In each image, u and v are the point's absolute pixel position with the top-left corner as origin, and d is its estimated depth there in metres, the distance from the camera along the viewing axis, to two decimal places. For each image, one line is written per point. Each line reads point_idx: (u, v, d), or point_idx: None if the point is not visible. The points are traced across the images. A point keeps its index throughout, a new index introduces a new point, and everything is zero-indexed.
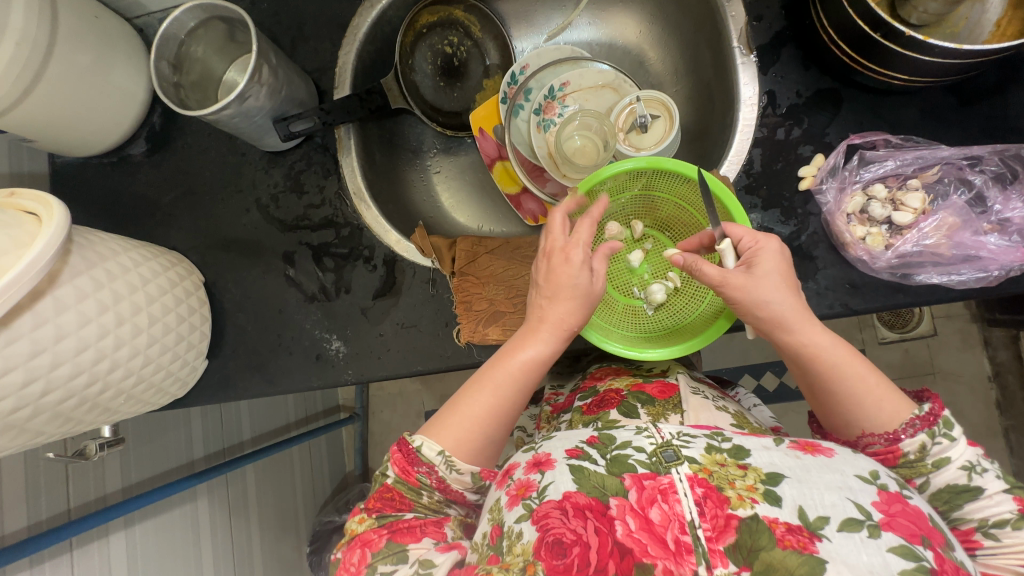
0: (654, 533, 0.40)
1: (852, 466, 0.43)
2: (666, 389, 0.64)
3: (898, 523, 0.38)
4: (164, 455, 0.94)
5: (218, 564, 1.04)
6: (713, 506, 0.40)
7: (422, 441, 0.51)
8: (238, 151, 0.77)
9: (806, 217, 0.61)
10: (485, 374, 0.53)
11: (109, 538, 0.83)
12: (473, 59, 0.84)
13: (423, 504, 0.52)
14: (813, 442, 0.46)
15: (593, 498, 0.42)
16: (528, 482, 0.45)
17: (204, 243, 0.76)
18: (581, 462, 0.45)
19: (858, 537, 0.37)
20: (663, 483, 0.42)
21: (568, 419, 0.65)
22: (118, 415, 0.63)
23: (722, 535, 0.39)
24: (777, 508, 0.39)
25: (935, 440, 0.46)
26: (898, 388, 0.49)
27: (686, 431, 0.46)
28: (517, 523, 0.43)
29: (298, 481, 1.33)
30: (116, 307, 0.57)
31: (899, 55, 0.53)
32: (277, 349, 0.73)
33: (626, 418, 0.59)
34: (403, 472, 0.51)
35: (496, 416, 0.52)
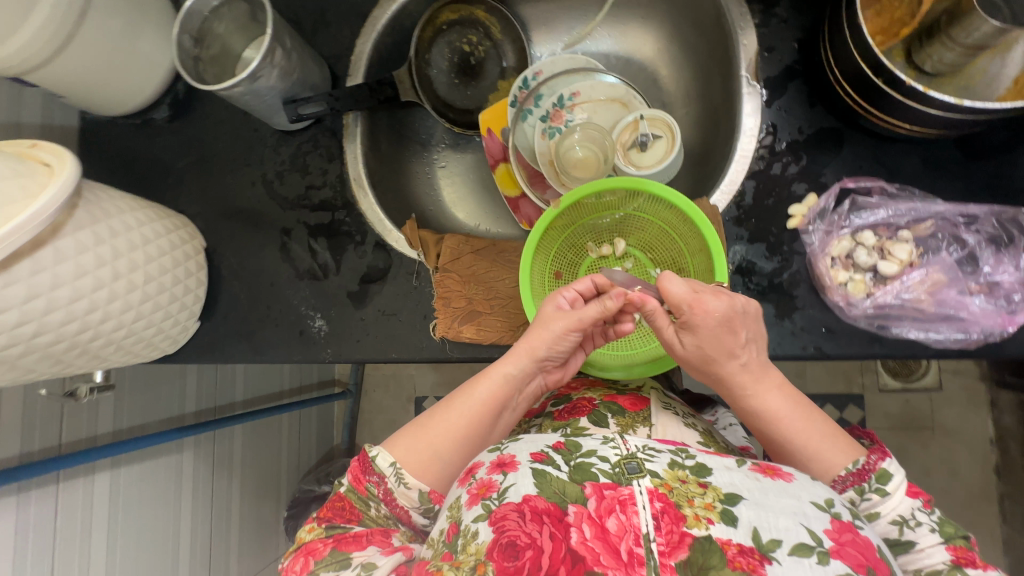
0: (609, 543, 0.39)
1: (808, 492, 0.43)
2: (637, 402, 0.64)
3: (847, 552, 0.38)
4: (157, 406, 0.99)
5: (195, 516, 1.09)
6: (670, 522, 0.40)
7: (378, 452, 0.54)
8: (252, 127, 0.80)
9: (790, 255, 0.60)
10: (459, 392, 0.59)
11: (95, 476, 0.88)
12: (490, 59, 0.85)
13: (372, 517, 0.54)
14: (774, 465, 0.46)
15: (552, 504, 0.41)
16: (490, 482, 0.45)
17: (210, 210, 0.79)
18: (545, 467, 0.45)
19: (807, 563, 0.37)
20: (624, 493, 0.42)
21: (539, 423, 0.65)
22: (108, 363, 0.67)
23: (674, 550, 0.39)
24: (731, 529, 0.39)
25: (862, 495, 0.49)
26: (842, 440, 0.52)
27: (653, 446, 0.47)
28: (474, 523, 0.42)
29: (283, 448, 1.38)
30: (114, 263, 0.60)
31: (901, 105, 0.53)
32: (265, 320, 0.76)
33: (596, 426, 0.59)
34: (354, 480, 0.54)
35: (451, 434, 0.56)
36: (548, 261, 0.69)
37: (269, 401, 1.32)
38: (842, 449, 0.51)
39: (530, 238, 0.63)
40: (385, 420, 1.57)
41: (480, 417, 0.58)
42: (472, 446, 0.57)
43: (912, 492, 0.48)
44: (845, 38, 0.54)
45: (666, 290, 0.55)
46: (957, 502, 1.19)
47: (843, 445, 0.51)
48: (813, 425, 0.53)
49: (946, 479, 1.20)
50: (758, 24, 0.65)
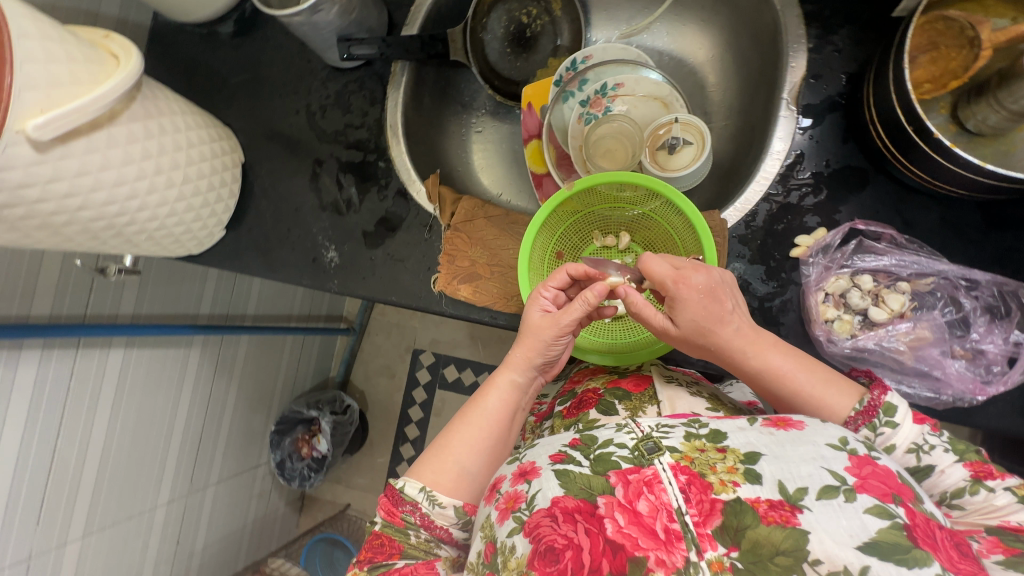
0: (644, 526, 0.41)
1: (823, 435, 0.44)
2: (641, 382, 0.67)
3: (870, 484, 0.40)
4: (175, 301, 1.06)
5: (192, 408, 1.18)
6: (698, 491, 0.42)
7: (405, 482, 0.55)
8: (306, 57, 0.84)
9: (786, 283, 0.61)
10: (470, 408, 0.61)
11: (110, 350, 0.96)
12: (545, 35, 0.86)
13: (413, 546, 0.54)
14: (784, 418, 0.48)
15: (582, 501, 0.43)
16: (517, 493, 0.46)
17: (254, 129, 0.84)
18: (566, 466, 0.46)
19: (836, 503, 0.39)
20: (648, 475, 0.44)
21: (550, 424, 0.68)
22: (138, 249, 0.73)
23: (708, 519, 0.40)
24: (757, 487, 0.41)
25: (877, 431, 0.49)
26: (844, 381, 0.52)
27: (665, 424, 0.49)
28: (510, 537, 0.44)
29: (282, 368, 1.46)
30: (158, 158, 0.66)
31: (927, 157, 0.53)
32: (284, 241, 0.81)
33: (604, 416, 0.62)
34: (388, 514, 0.55)
35: (473, 448, 0.58)
36: (551, 239, 0.72)
37: (278, 320, 1.39)
38: (843, 392, 0.52)
39: (539, 213, 0.65)
40: (381, 364, 1.64)
41: (497, 423, 0.60)
42: (497, 454, 0.59)
43: (917, 420, 0.50)
44: (888, 79, 0.54)
45: (649, 269, 0.59)
46: None
47: (846, 388, 0.52)
48: (810, 373, 0.54)
49: None
50: (812, 49, 0.64)
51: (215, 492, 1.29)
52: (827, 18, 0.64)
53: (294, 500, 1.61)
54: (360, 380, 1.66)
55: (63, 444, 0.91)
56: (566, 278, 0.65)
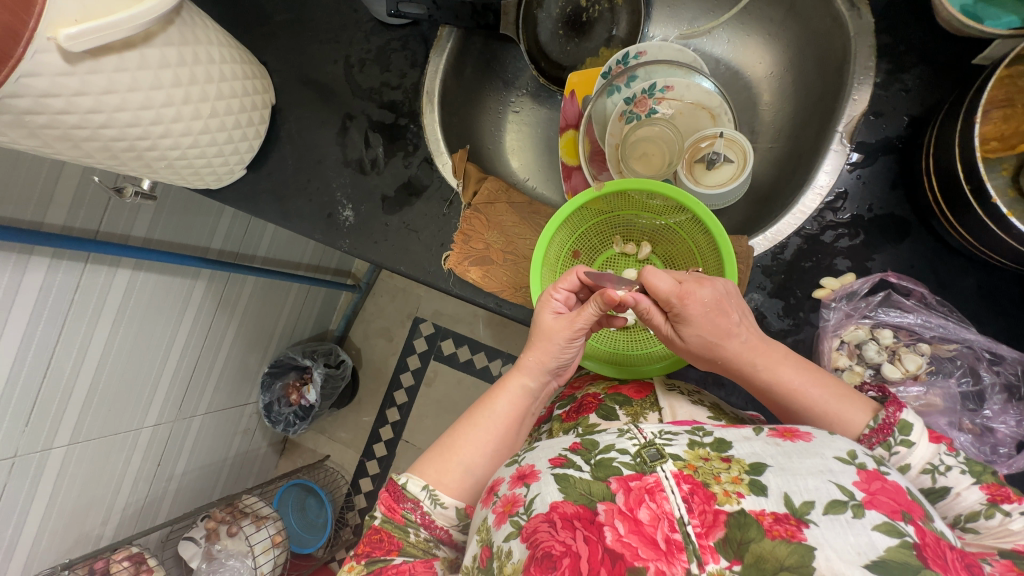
0: (644, 535, 0.39)
1: (830, 448, 0.43)
2: (643, 389, 0.66)
3: (879, 500, 0.38)
4: (188, 231, 1.06)
5: (190, 337, 1.19)
6: (701, 501, 0.40)
7: (407, 479, 0.55)
8: (353, 7, 0.81)
9: (802, 322, 0.60)
10: (479, 408, 0.60)
11: (118, 269, 0.96)
12: (602, 22, 0.82)
13: (411, 544, 0.54)
14: (791, 429, 0.47)
15: (581, 507, 0.42)
16: (515, 496, 0.45)
17: (289, 71, 0.82)
18: (566, 470, 0.45)
19: (843, 519, 0.37)
20: (650, 482, 0.42)
21: (548, 428, 0.65)
22: (156, 174, 0.72)
23: (711, 530, 0.39)
24: (762, 499, 0.39)
25: (891, 450, 0.47)
26: (855, 396, 0.50)
27: (668, 431, 0.48)
28: (506, 541, 0.43)
29: (284, 313, 1.47)
30: (187, 88, 0.64)
31: (978, 220, 0.50)
32: (302, 191, 0.80)
33: (605, 421, 0.59)
34: (389, 510, 0.54)
35: (479, 450, 0.57)
36: (571, 236, 0.70)
37: (287, 266, 1.40)
38: (858, 408, 0.50)
39: (564, 208, 0.63)
40: (381, 326, 1.65)
41: (505, 426, 0.59)
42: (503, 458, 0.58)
43: (933, 438, 0.47)
44: (955, 131, 0.51)
45: (651, 284, 0.57)
46: None
47: (859, 401, 0.50)
48: (823, 388, 0.52)
49: None
50: (878, 84, 0.61)
51: (202, 422, 1.32)
52: (901, 54, 0.60)
53: (275, 442, 1.64)
54: (359, 338, 1.67)
55: (60, 352, 0.92)
56: (577, 280, 0.63)
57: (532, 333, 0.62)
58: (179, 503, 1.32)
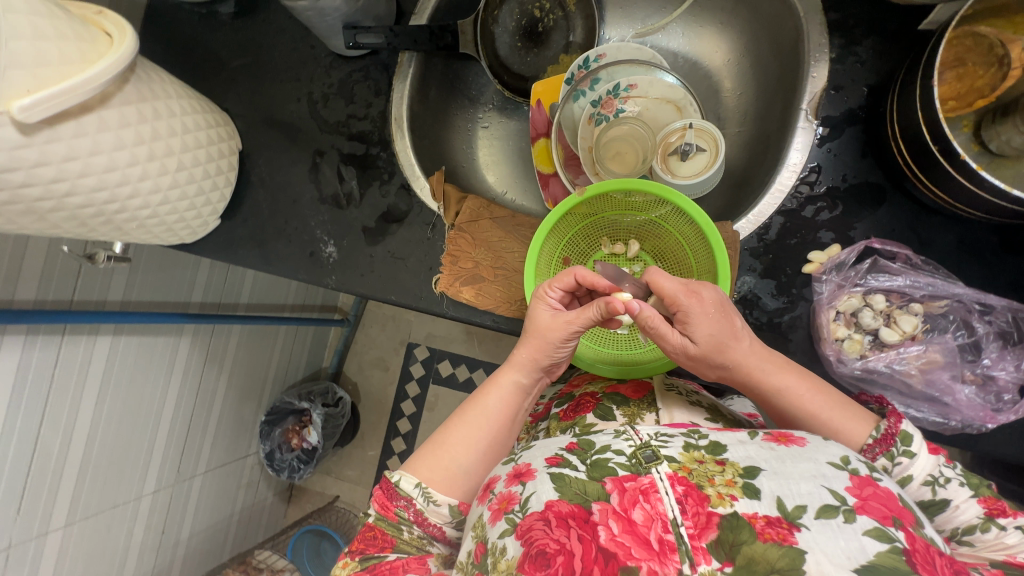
0: (638, 535, 0.39)
1: (824, 453, 0.44)
2: (640, 389, 0.66)
3: (871, 506, 0.39)
4: (166, 287, 1.03)
5: (181, 397, 1.15)
6: (695, 504, 0.40)
7: (401, 477, 0.55)
8: (310, 43, 0.81)
9: (797, 299, 0.60)
10: (470, 405, 0.60)
11: (97, 337, 0.93)
12: (558, 30, 0.84)
13: (405, 541, 0.55)
14: (787, 433, 0.47)
15: (576, 506, 0.42)
16: (510, 495, 0.46)
17: (252, 115, 0.81)
18: (562, 469, 0.46)
19: (834, 523, 0.38)
20: (645, 483, 0.43)
21: (545, 426, 0.66)
22: (128, 236, 0.70)
23: (703, 532, 0.39)
24: (756, 502, 0.40)
25: (895, 460, 0.48)
26: (856, 410, 0.52)
27: (665, 433, 0.48)
28: (500, 538, 0.43)
29: (275, 357, 1.44)
30: (151, 144, 0.63)
31: (950, 177, 0.51)
32: (280, 233, 0.79)
33: (601, 421, 0.60)
34: (383, 508, 0.54)
35: (471, 447, 0.57)
36: (559, 245, 0.70)
37: (271, 310, 1.37)
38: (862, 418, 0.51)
39: (548, 218, 0.63)
40: (375, 356, 1.63)
41: (498, 424, 0.60)
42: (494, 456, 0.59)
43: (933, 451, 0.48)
44: (914, 96, 0.52)
45: (657, 284, 0.58)
46: None
47: (860, 413, 0.51)
48: (825, 397, 0.53)
49: None
50: (834, 59, 0.63)
51: (203, 482, 1.27)
52: (851, 28, 0.62)
53: (281, 490, 1.59)
54: (354, 372, 1.64)
55: (46, 431, 0.88)
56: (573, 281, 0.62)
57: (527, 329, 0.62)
58: (189, 568, 1.27)
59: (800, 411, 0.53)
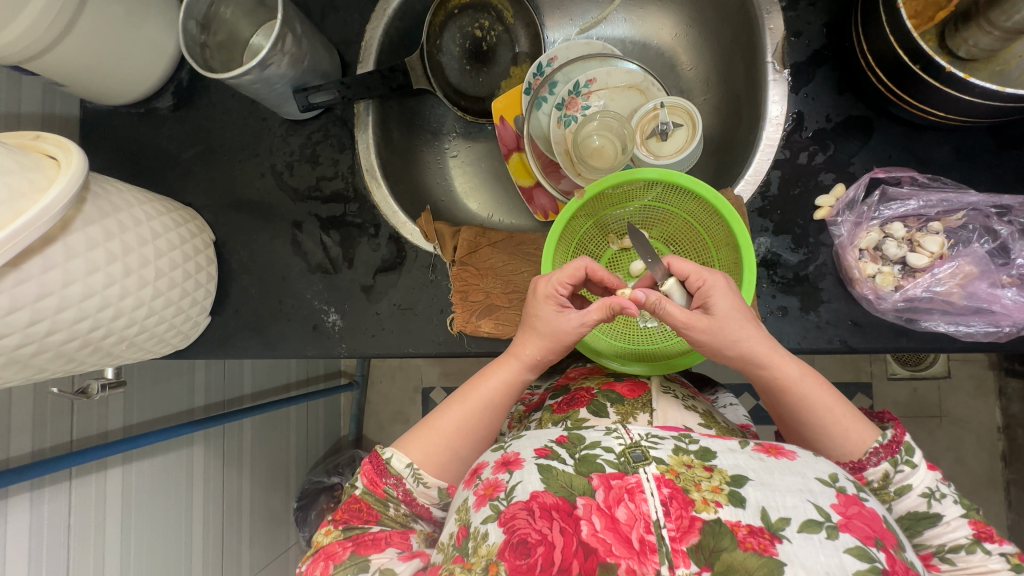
0: (620, 532, 0.39)
1: (813, 469, 0.44)
2: (636, 388, 0.63)
3: (855, 525, 0.39)
4: (165, 399, 0.98)
5: (208, 510, 1.09)
6: (678, 506, 0.40)
7: (392, 454, 0.55)
8: (260, 115, 0.78)
9: (816, 247, 0.60)
10: (467, 392, 0.59)
11: (107, 471, 0.87)
12: (502, 45, 0.83)
13: (390, 517, 0.54)
14: (777, 445, 0.48)
15: (561, 498, 0.42)
16: (497, 482, 0.45)
17: (218, 202, 0.78)
18: (550, 462, 0.45)
19: (816, 538, 0.38)
20: (631, 482, 0.42)
21: (539, 417, 0.65)
22: (120, 360, 0.66)
23: (685, 535, 0.39)
24: (740, 510, 0.40)
25: (896, 468, 0.49)
26: (861, 416, 0.52)
27: (655, 433, 0.47)
28: (483, 524, 0.43)
29: (292, 440, 1.38)
30: (124, 259, 0.59)
31: (937, 91, 0.51)
32: (277, 314, 0.75)
33: (595, 417, 0.58)
34: (371, 483, 0.54)
35: (466, 434, 0.57)
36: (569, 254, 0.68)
37: (277, 392, 1.32)
38: (867, 424, 0.52)
39: (554, 228, 0.62)
40: (393, 410, 1.58)
41: (495, 408, 0.59)
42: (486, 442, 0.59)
43: (932, 466, 0.50)
44: (880, 21, 0.52)
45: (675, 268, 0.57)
46: (967, 487, 1.23)
47: (866, 419, 0.52)
48: (835, 397, 0.53)
49: (954, 466, 1.24)
50: (786, 7, 0.63)
51: None
52: None
53: None
54: (376, 432, 1.59)
55: None
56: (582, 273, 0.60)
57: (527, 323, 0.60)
58: None
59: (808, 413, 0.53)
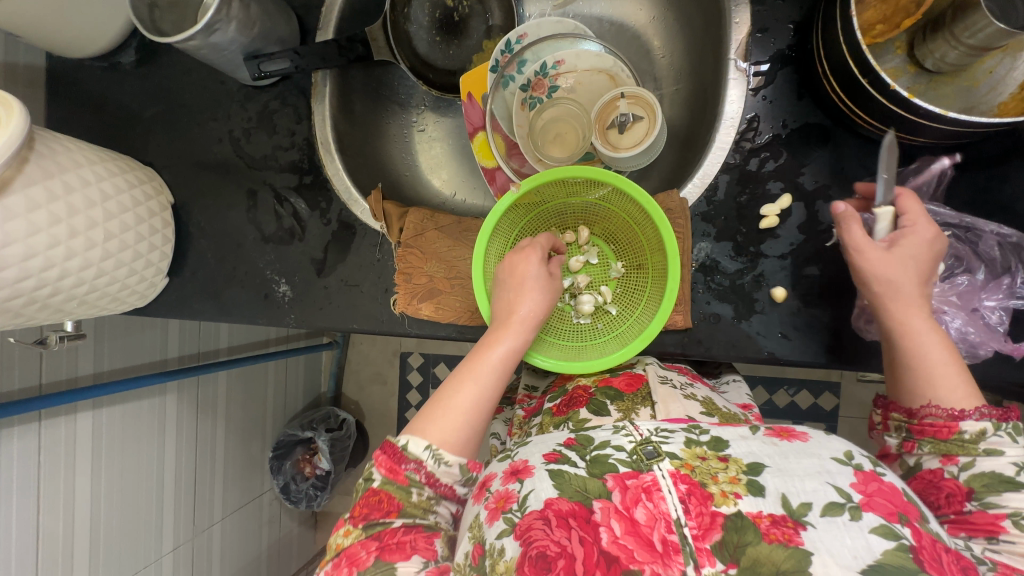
0: (641, 536, 0.40)
1: (828, 449, 0.44)
2: (633, 381, 0.63)
3: (876, 503, 0.39)
4: (138, 350, 1.02)
5: (180, 453, 1.15)
6: (698, 503, 0.41)
7: (408, 440, 0.51)
8: (220, 78, 0.77)
9: (755, 258, 0.60)
10: (472, 361, 0.56)
11: (77, 415, 0.91)
12: (475, 16, 0.80)
13: (413, 505, 0.51)
14: (789, 428, 0.48)
15: (577, 504, 0.42)
16: (508, 493, 0.46)
17: (179, 164, 0.78)
18: (561, 466, 0.46)
19: (839, 521, 0.38)
20: (647, 481, 0.43)
21: (539, 422, 0.65)
22: (73, 315, 0.68)
23: (707, 533, 0.39)
24: (760, 500, 0.40)
25: (996, 432, 0.47)
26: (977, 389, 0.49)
27: (665, 428, 0.48)
28: (499, 539, 0.43)
29: (269, 392, 1.44)
30: (69, 221, 0.60)
31: (882, 109, 0.49)
32: (231, 280, 0.76)
33: (596, 416, 0.59)
34: (390, 472, 0.51)
35: (480, 405, 0.54)
36: (506, 243, 0.70)
37: (254, 347, 1.36)
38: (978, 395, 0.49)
39: (487, 222, 0.63)
40: (371, 372, 1.62)
41: (503, 376, 0.57)
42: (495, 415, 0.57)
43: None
44: (835, 28, 0.50)
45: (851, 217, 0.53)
46: None
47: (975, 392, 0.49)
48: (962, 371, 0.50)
49: None
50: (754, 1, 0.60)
51: (222, 528, 1.28)
52: None
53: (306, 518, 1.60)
54: (354, 391, 1.64)
55: (46, 517, 0.88)
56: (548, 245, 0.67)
57: (509, 274, 0.63)
58: None
59: (928, 366, 0.50)
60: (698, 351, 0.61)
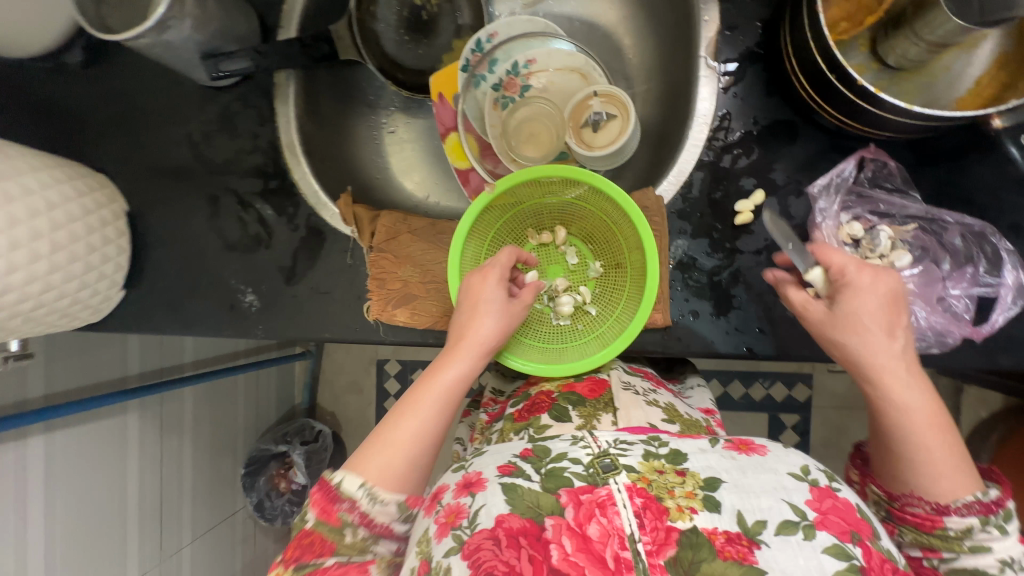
0: (593, 553, 0.39)
1: (784, 463, 0.45)
2: (596, 386, 0.61)
3: (830, 521, 0.40)
4: (96, 368, 0.96)
5: (144, 475, 1.09)
6: (652, 517, 0.40)
7: (343, 477, 0.49)
8: (176, 78, 0.73)
9: (731, 254, 0.60)
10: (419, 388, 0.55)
11: (27, 439, 0.85)
12: (443, 15, 0.79)
13: (347, 545, 0.49)
14: (747, 441, 0.48)
15: (528, 521, 0.41)
16: (459, 507, 0.44)
17: (133, 170, 0.74)
18: (515, 480, 0.44)
19: (793, 540, 0.39)
20: (601, 496, 0.42)
21: (500, 428, 0.62)
22: (18, 334, 0.63)
23: (661, 548, 0.39)
24: (715, 516, 0.40)
25: (985, 527, 0.46)
26: (971, 470, 0.47)
27: (624, 440, 0.47)
28: (446, 557, 0.41)
29: (240, 406, 1.38)
30: (10, 232, 0.56)
31: (851, 105, 0.50)
32: (193, 291, 0.72)
33: (558, 423, 0.56)
34: (323, 512, 0.48)
35: (422, 440, 0.52)
36: (484, 245, 0.69)
37: (223, 360, 1.31)
38: (973, 479, 0.47)
39: (462, 223, 0.62)
40: (347, 380, 1.58)
41: (449, 407, 0.55)
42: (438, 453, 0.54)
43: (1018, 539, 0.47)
44: (804, 25, 0.50)
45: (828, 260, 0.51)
46: None
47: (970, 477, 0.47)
48: (948, 448, 0.47)
49: None
50: None
51: (193, 551, 1.22)
52: None
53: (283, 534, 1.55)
54: (330, 401, 1.60)
55: None
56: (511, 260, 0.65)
57: (465, 297, 0.61)
58: None
59: (909, 448, 0.47)
60: (677, 349, 0.61)
